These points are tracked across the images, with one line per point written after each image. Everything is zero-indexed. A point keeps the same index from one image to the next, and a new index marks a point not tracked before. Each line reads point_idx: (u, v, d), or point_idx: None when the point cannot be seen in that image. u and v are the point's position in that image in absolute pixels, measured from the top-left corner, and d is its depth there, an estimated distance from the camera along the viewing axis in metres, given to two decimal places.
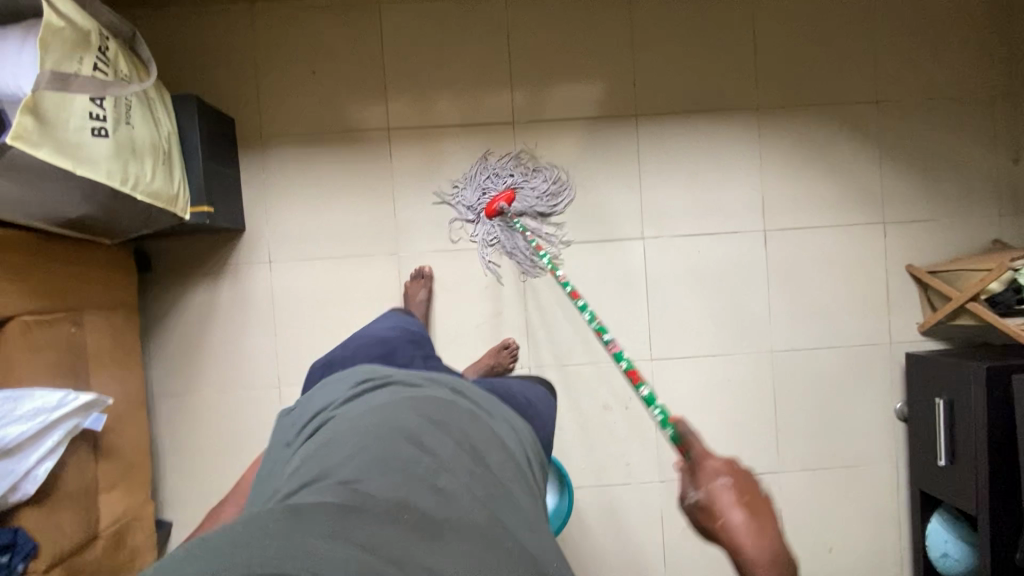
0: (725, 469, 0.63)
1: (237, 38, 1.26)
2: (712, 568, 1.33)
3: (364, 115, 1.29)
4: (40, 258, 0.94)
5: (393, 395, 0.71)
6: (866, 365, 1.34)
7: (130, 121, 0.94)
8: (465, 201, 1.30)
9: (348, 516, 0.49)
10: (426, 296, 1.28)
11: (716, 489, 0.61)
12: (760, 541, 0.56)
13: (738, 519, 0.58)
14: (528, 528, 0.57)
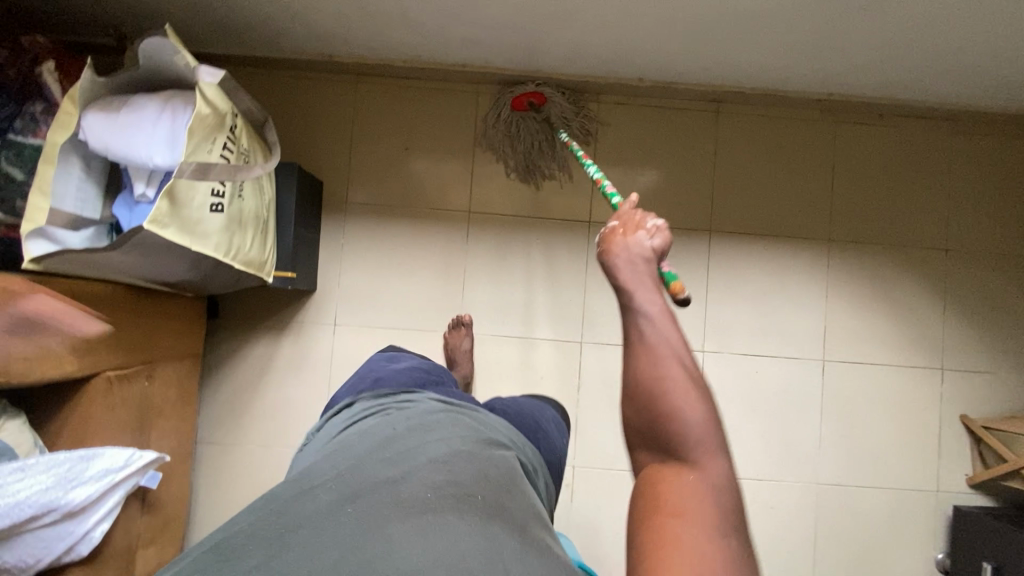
0: (632, 227, 0.59)
1: (339, 107, 1.31)
2: None
3: (447, 195, 1.32)
4: (133, 313, 0.96)
5: (375, 424, 0.74)
6: (911, 510, 1.32)
7: (241, 194, 0.96)
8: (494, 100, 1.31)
9: (327, 505, 0.54)
10: (466, 345, 1.27)
11: (625, 256, 0.57)
12: (663, 323, 0.53)
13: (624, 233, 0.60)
14: (507, 506, 0.58)
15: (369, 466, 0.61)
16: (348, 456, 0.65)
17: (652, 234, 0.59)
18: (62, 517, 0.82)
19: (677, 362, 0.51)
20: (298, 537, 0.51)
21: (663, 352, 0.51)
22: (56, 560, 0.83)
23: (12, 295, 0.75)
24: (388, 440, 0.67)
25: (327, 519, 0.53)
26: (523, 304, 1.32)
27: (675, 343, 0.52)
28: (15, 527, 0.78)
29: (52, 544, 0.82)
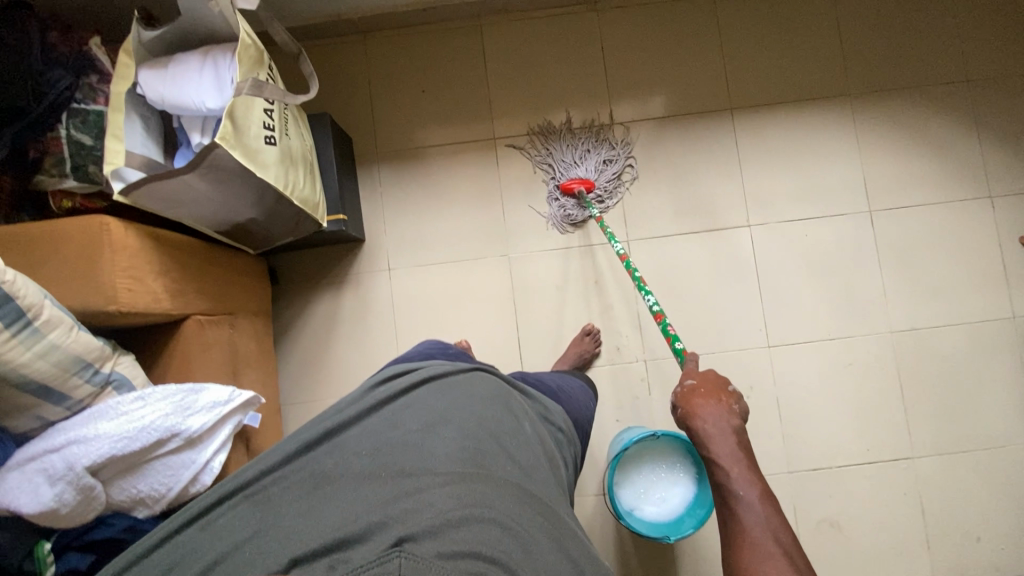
0: (718, 397, 0.82)
1: (352, 66, 1.37)
2: (854, 561, 1.26)
3: (471, 127, 1.37)
4: (210, 263, 1.01)
5: (392, 378, 0.74)
6: (991, 340, 1.31)
7: (287, 133, 1.00)
8: (557, 168, 1.34)
9: (344, 473, 0.56)
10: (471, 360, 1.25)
11: (712, 420, 0.78)
12: (743, 475, 0.69)
13: (701, 403, 0.81)
14: (518, 473, 0.62)
15: (398, 430, 0.62)
16: (376, 414, 0.66)
17: (732, 402, 0.82)
18: (183, 445, 0.86)
19: (774, 508, 0.65)
20: (324, 493, 0.54)
21: (744, 496, 0.67)
22: (184, 491, 0.88)
23: (107, 229, 0.80)
24: (413, 402, 0.68)
25: (356, 476, 0.56)
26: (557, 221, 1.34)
27: (768, 509, 0.65)
28: (145, 451, 0.82)
29: (179, 473, 0.86)
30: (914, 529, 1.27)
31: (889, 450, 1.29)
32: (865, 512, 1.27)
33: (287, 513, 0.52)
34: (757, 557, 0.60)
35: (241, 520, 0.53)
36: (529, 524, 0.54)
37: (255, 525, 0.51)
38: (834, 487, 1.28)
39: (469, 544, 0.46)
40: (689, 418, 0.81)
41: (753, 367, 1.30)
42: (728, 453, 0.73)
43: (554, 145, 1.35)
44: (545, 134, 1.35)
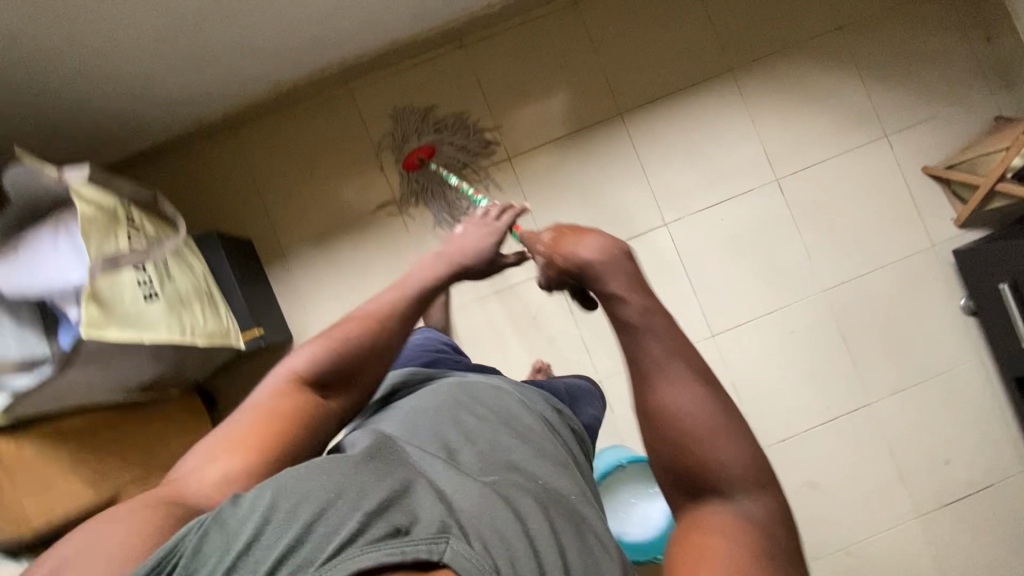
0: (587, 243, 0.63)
1: (232, 165, 1.31)
2: (837, 515, 1.31)
3: (369, 193, 1.33)
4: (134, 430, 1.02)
5: (428, 396, 0.76)
6: (918, 273, 1.34)
7: (172, 276, 0.96)
8: (395, 142, 1.32)
9: (376, 460, 0.55)
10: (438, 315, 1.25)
11: (588, 259, 0.61)
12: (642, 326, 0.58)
13: (577, 246, 0.62)
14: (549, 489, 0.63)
15: (428, 447, 0.64)
16: (399, 426, 0.68)
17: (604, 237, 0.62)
18: None
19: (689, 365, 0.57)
20: (354, 473, 0.50)
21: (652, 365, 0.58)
22: None
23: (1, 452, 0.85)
24: (442, 416, 0.71)
25: (387, 466, 0.55)
26: (434, 216, 1.31)
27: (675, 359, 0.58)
28: None
29: None
30: (885, 469, 1.32)
31: (846, 403, 1.32)
32: (837, 466, 1.32)
33: (334, 476, 0.49)
34: (682, 416, 0.56)
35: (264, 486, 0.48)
36: (554, 533, 0.54)
37: (331, 487, 0.47)
38: (804, 451, 1.32)
39: (528, 557, 0.49)
40: (564, 271, 0.63)
41: (703, 359, 1.32)
42: (632, 308, 0.59)
43: (403, 126, 1.32)
44: (397, 122, 1.32)
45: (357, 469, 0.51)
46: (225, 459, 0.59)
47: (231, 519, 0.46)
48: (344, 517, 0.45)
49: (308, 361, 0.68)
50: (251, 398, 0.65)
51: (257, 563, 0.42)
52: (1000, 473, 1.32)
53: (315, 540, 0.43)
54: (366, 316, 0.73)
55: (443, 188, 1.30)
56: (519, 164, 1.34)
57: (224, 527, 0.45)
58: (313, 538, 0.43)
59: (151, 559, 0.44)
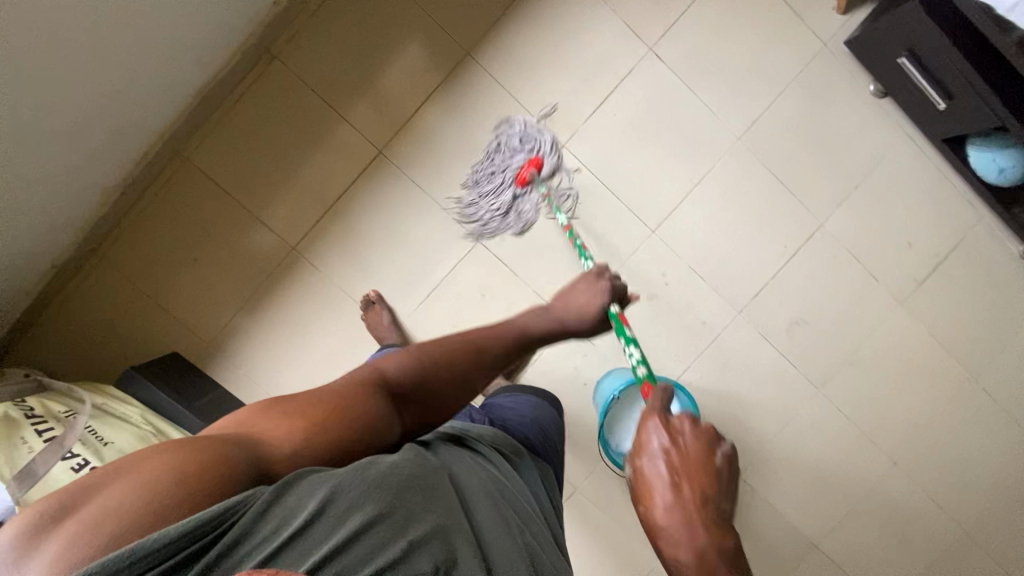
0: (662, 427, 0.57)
1: (116, 287, 1.22)
2: (829, 336, 1.36)
3: (263, 252, 1.25)
4: None
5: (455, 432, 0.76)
6: (820, 77, 1.29)
7: (105, 440, 0.94)
8: (479, 190, 1.23)
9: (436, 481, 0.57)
10: (386, 318, 1.23)
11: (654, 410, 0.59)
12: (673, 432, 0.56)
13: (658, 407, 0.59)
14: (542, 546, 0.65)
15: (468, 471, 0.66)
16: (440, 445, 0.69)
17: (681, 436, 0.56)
18: None
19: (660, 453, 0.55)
20: (423, 504, 0.54)
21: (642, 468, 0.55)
22: None
23: None
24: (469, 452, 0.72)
25: (438, 492, 0.57)
26: (454, 211, 1.26)
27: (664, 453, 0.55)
28: None
29: None
30: (856, 276, 1.35)
31: (801, 233, 1.33)
32: (814, 294, 1.35)
33: (406, 494, 0.53)
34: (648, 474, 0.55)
35: (354, 479, 0.51)
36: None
37: (392, 494, 0.52)
38: (780, 295, 1.34)
39: None
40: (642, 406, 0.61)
41: (655, 255, 1.30)
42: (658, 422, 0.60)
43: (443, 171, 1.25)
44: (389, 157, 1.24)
45: (424, 485, 0.55)
46: (290, 432, 0.56)
47: (298, 493, 0.49)
48: (392, 538, 0.49)
49: (404, 371, 0.68)
50: (332, 387, 0.63)
51: (312, 549, 0.46)
52: (958, 230, 1.36)
53: (368, 541, 0.48)
54: (468, 341, 0.74)
55: (488, 180, 1.22)
56: (393, 151, 1.25)
57: (291, 505, 0.48)
58: (361, 546, 0.47)
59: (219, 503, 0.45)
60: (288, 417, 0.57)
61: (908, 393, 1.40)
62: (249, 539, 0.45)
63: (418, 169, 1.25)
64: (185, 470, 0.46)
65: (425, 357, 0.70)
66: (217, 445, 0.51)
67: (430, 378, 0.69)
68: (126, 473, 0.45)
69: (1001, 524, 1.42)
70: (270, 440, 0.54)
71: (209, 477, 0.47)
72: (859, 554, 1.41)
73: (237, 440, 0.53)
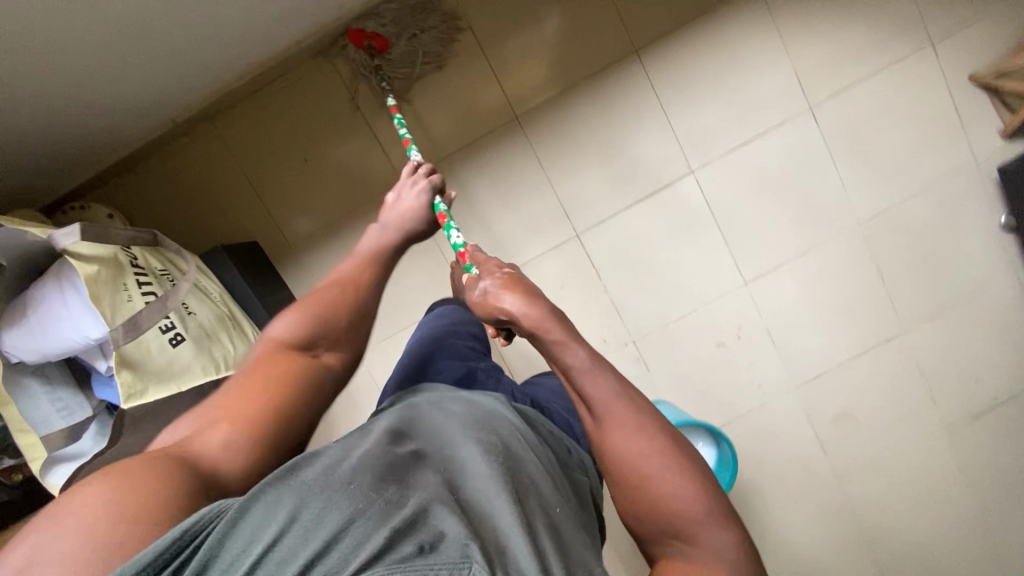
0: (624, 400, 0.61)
1: (220, 160, 1.21)
2: (868, 437, 1.37)
3: (366, 176, 1.23)
4: None
5: (443, 399, 0.68)
6: (959, 192, 1.27)
7: (189, 309, 0.92)
8: None
9: (395, 468, 0.51)
10: None
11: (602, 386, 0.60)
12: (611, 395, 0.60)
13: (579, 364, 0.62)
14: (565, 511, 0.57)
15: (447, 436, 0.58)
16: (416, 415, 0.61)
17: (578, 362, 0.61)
18: None
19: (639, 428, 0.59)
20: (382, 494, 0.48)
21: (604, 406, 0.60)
22: None
23: None
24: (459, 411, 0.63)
25: (396, 478, 0.50)
26: None
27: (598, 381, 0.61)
28: None
29: None
30: (916, 392, 1.35)
31: (882, 333, 1.32)
32: (870, 394, 1.35)
33: (351, 492, 0.47)
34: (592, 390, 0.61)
35: (289, 494, 0.46)
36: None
37: (362, 490, 0.47)
38: (838, 384, 1.34)
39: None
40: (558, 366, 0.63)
41: (737, 306, 1.30)
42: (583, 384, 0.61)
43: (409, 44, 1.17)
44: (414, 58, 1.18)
45: (378, 480, 0.49)
46: (219, 427, 0.56)
47: (263, 506, 0.45)
48: (364, 533, 0.44)
49: (291, 329, 0.66)
50: (241, 365, 0.63)
51: (286, 560, 0.42)
52: None
53: (341, 545, 0.43)
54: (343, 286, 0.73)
55: None
56: (526, 121, 1.23)
57: (258, 517, 0.45)
58: (334, 550, 0.43)
59: (184, 524, 0.44)
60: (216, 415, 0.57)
61: (922, 521, 1.40)
62: (219, 563, 0.43)
63: (545, 147, 1.24)
64: (130, 517, 0.45)
65: (312, 308, 0.68)
66: (160, 463, 0.51)
67: (331, 326, 0.68)
68: (81, 502, 0.46)
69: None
70: (195, 442, 0.54)
71: (138, 506, 0.46)
72: None
73: (172, 458, 0.52)
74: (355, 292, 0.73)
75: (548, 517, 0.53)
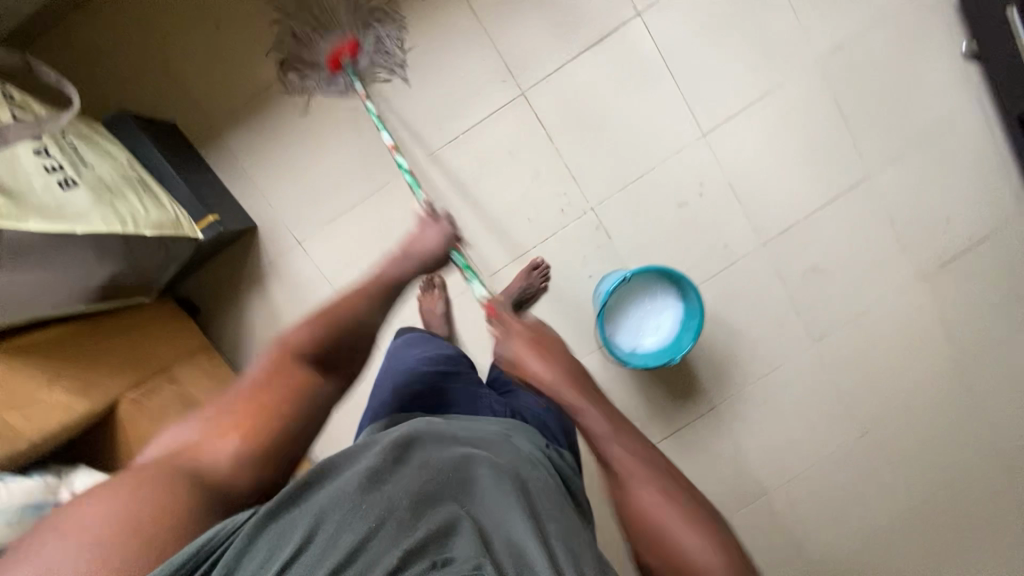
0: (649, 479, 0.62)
1: (126, 34, 1.12)
2: (841, 293, 1.33)
3: (285, 41, 1.13)
4: (125, 333, 0.97)
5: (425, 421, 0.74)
6: (918, 21, 1.22)
7: (85, 162, 0.84)
8: None
9: (391, 481, 0.57)
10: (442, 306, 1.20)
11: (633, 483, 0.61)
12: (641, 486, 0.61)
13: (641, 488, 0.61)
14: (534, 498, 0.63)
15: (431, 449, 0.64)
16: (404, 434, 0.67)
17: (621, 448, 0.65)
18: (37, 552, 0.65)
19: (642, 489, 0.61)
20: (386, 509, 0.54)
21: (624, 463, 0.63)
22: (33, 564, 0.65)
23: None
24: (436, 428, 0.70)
25: (392, 489, 0.56)
26: None
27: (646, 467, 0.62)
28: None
29: None
30: (886, 240, 1.31)
31: (847, 180, 1.28)
32: (840, 247, 1.31)
33: (355, 507, 0.53)
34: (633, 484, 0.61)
35: (299, 514, 0.51)
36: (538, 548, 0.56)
37: (367, 511, 0.53)
38: (807, 238, 1.30)
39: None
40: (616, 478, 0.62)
41: (697, 160, 1.24)
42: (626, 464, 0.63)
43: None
44: None
45: (377, 493, 0.55)
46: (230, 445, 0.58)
47: (284, 520, 0.51)
48: (382, 550, 0.50)
49: (307, 335, 0.68)
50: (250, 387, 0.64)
51: (312, 564, 0.48)
52: (1003, 222, 1.31)
53: (367, 553, 0.50)
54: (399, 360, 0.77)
55: None
56: None
57: (278, 530, 0.50)
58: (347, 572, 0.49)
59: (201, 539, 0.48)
60: (217, 434, 0.59)
61: (900, 374, 1.37)
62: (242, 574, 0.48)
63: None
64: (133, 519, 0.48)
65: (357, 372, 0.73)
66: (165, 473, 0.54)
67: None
68: (102, 498, 0.49)
69: (953, 533, 1.39)
70: (204, 449, 0.57)
71: (152, 509, 0.49)
72: (804, 518, 1.41)
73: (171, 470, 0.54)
74: (350, 300, 0.74)
75: (520, 507, 0.60)
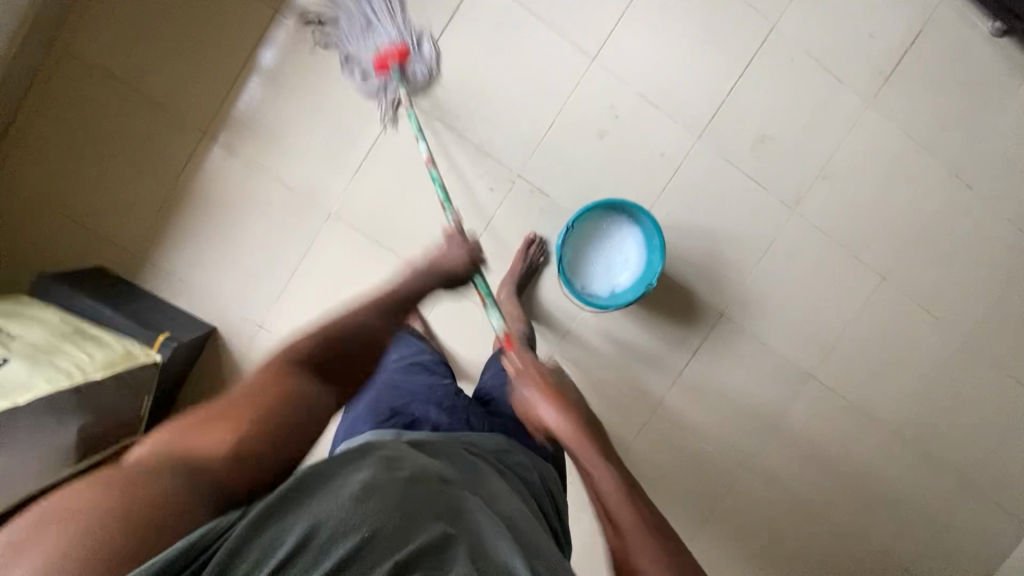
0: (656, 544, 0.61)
1: (21, 206, 1.13)
2: (797, 150, 1.27)
3: (167, 148, 1.14)
4: None
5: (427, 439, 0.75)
6: None
7: (13, 336, 0.88)
8: None
9: (396, 489, 0.57)
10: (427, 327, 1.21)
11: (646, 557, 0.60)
12: (633, 531, 0.62)
13: (643, 553, 0.60)
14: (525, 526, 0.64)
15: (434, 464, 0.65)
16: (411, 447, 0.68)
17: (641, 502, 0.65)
18: None
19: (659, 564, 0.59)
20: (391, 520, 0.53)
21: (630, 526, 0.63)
22: None
23: None
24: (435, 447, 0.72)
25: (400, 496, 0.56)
26: None
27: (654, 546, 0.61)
28: None
29: None
30: (819, 80, 1.25)
31: (752, 39, 1.22)
32: (776, 105, 1.25)
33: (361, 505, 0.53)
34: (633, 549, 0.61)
35: (303, 510, 0.52)
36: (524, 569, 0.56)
37: (369, 516, 0.53)
38: (740, 112, 1.24)
39: None
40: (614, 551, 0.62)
41: (598, 85, 1.20)
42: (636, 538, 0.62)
43: (171, 42, 1.12)
44: (149, 11, 1.11)
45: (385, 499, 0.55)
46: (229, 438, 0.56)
47: (284, 517, 0.51)
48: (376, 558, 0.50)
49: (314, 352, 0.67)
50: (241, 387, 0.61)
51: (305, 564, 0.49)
52: (923, 14, 1.26)
53: (362, 554, 0.50)
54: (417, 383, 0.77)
55: None
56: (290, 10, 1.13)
57: (275, 530, 0.50)
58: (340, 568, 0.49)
59: (192, 535, 0.48)
60: (226, 428, 0.57)
61: (889, 203, 1.31)
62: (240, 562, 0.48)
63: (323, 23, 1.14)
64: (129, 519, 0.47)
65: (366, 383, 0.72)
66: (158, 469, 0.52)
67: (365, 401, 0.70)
68: (95, 496, 0.47)
69: (999, 324, 1.36)
70: (201, 446, 0.55)
71: (139, 506, 0.48)
72: (856, 381, 1.37)
73: (170, 463, 0.53)
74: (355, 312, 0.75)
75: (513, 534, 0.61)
